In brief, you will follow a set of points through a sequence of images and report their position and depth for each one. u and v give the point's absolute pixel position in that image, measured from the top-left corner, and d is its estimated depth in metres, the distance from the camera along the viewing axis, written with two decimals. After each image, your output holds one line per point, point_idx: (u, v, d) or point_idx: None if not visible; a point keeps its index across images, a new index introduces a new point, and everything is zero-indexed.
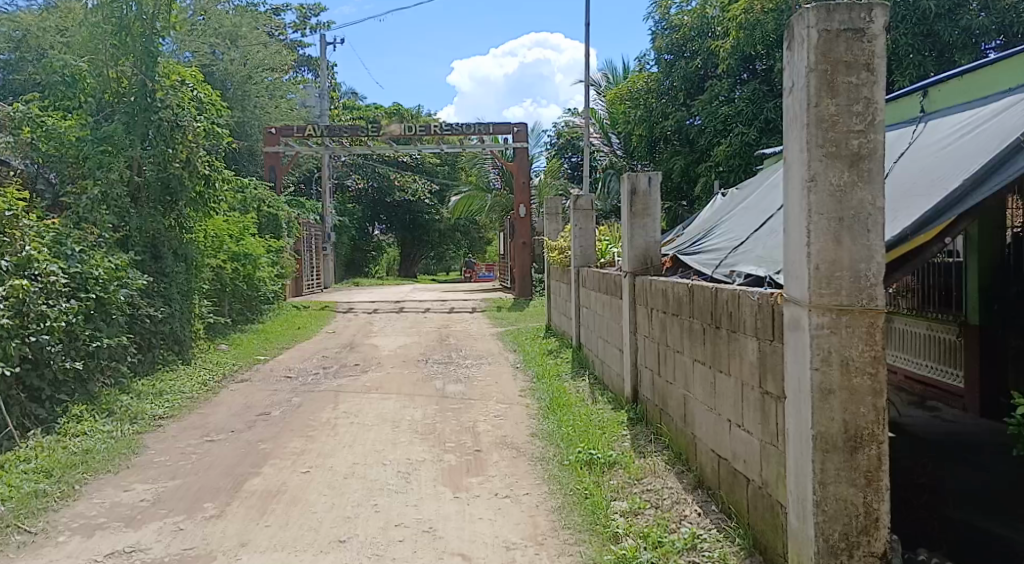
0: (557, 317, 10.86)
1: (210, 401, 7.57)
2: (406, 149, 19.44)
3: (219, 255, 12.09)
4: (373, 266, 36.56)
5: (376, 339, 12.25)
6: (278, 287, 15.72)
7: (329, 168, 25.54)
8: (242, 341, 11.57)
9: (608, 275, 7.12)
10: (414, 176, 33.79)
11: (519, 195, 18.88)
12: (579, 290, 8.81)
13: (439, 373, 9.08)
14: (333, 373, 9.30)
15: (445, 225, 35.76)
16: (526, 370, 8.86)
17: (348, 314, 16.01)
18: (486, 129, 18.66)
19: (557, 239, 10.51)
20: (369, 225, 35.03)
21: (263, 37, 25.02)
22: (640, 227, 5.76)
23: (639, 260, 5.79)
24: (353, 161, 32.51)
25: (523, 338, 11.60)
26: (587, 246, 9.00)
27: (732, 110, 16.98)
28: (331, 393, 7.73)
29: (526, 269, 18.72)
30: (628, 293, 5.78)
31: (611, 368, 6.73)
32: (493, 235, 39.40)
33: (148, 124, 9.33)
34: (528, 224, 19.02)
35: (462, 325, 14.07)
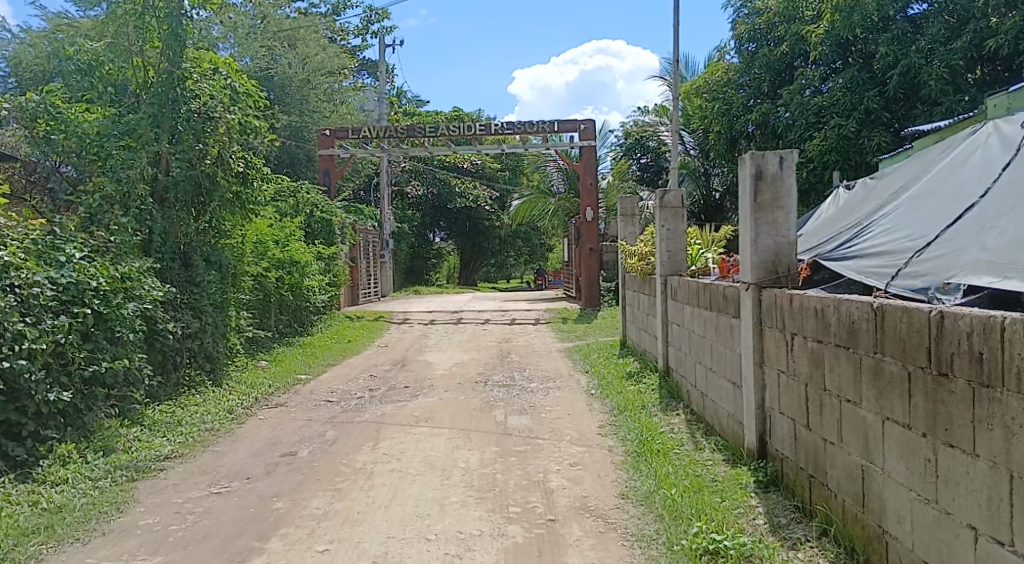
0: (636, 331, 9.45)
1: (231, 433, 6.39)
2: (466, 150, 18.19)
3: (264, 261, 10.93)
4: (433, 273, 35.63)
5: (430, 355, 11.05)
6: (329, 296, 14.65)
7: (388, 173, 24.61)
8: (286, 356, 10.45)
9: (711, 286, 5.73)
10: (474, 181, 32.71)
11: (585, 197, 17.46)
12: (666, 301, 7.43)
13: (501, 399, 7.76)
14: (379, 397, 8.08)
15: (506, 231, 34.61)
16: (603, 398, 7.48)
17: (403, 326, 14.85)
18: (550, 126, 17.36)
19: (637, 243, 9.01)
20: (429, 231, 34.10)
21: (322, 40, 24.30)
22: (767, 225, 4.37)
23: (766, 265, 4.42)
24: (413, 167, 31.65)
25: (595, 355, 10.23)
26: (677, 249, 7.53)
27: (827, 99, 15.81)
28: (372, 425, 6.48)
29: (593, 277, 17.28)
30: (752, 310, 4.45)
31: (720, 405, 5.36)
32: (555, 242, 38.15)
33: (176, 116, 8.32)
34: (595, 228, 17.50)
35: (525, 339, 12.78)
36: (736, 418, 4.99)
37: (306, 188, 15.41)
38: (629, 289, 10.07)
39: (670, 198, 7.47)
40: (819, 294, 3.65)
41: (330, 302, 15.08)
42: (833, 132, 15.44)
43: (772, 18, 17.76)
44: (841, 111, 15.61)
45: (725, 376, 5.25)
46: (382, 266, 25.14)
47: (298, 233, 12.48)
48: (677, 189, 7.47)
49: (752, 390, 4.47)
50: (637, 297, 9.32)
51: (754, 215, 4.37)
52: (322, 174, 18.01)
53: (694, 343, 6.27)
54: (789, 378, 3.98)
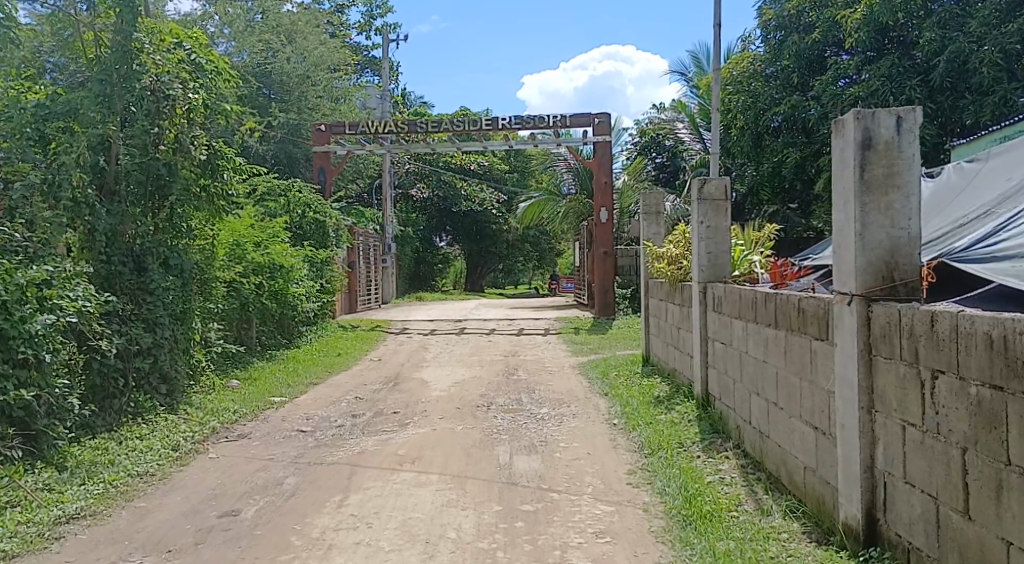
0: (664, 348, 8.17)
1: (169, 477, 5.13)
2: (472, 147, 16.86)
3: (242, 265, 9.61)
4: (438, 279, 34.37)
5: (427, 371, 9.80)
6: (320, 304, 13.38)
7: (391, 174, 23.37)
8: (262, 373, 9.14)
9: (773, 297, 4.49)
10: (482, 184, 31.55)
11: (600, 197, 16.16)
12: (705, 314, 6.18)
13: (506, 430, 6.46)
14: (361, 426, 6.81)
15: (514, 235, 33.34)
16: (630, 431, 6.17)
17: (401, 337, 13.56)
18: (562, 121, 16.07)
19: (666, 245, 7.74)
20: (434, 236, 32.86)
21: (323, 34, 23.09)
22: (878, 213, 3.17)
23: (878, 268, 3.17)
24: (419, 169, 30.38)
25: (613, 372, 8.97)
26: (721, 251, 6.24)
27: (863, 89, 14.65)
28: (343, 468, 5.20)
29: (608, 284, 15.98)
30: (856, 332, 3.22)
31: (795, 455, 4.10)
32: (564, 247, 36.81)
33: (127, 94, 7.09)
34: (611, 230, 16.17)
35: (534, 352, 11.52)
36: (821, 476, 3.75)
37: (295, 184, 14.10)
38: (654, 297, 8.77)
39: (710, 188, 6.20)
40: (992, 314, 2.43)
41: (321, 310, 13.79)
42: None
43: (802, 4, 16.68)
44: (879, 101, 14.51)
45: (801, 417, 4.01)
46: (385, 272, 23.93)
47: (284, 233, 11.16)
48: (720, 179, 6.21)
49: (855, 445, 3.23)
50: (665, 308, 8.04)
51: (860, 199, 3.18)
52: (317, 171, 16.57)
53: (749, 368, 5.03)
54: (926, 434, 2.75)
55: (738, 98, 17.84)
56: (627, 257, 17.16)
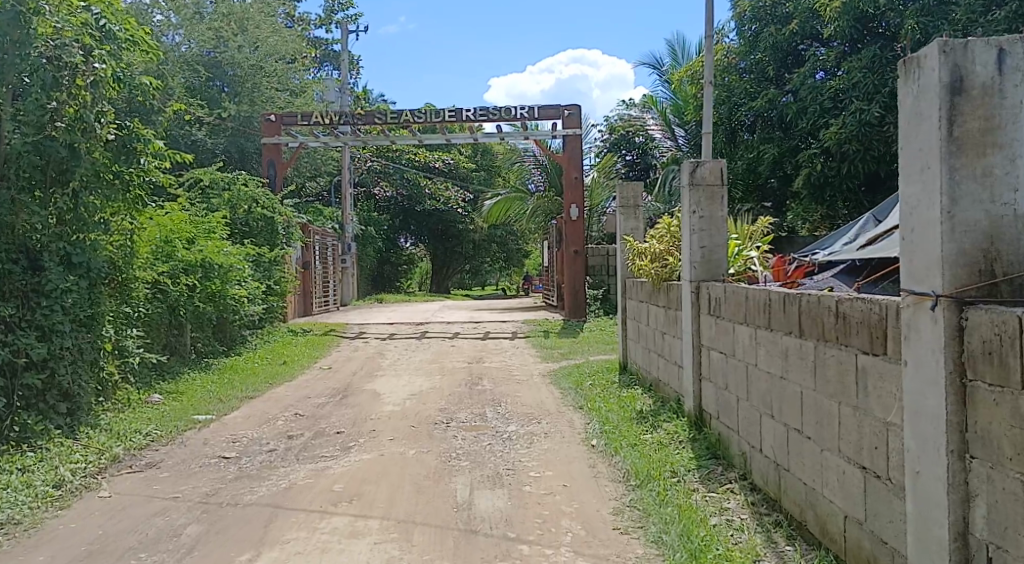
0: (645, 356, 7.29)
1: (40, 524, 4.10)
2: (434, 140, 15.82)
3: (169, 264, 8.64)
4: (402, 280, 33.31)
5: (379, 382, 8.81)
6: (266, 307, 12.31)
7: (350, 170, 22.27)
8: (192, 386, 8.07)
9: (794, 298, 3.63)
10: (446, 182, 30.55)
11: (570, 193, 15.28)
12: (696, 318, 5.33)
13: (466, 454, 5.50)
14: (296, 451, 5.81)
15: (480, 235, 32.36)
16: (612, 454, 5.25)
17: (356, 342, 12.52)
18: (530, 113, 15.12)
19: (647, 242, 6.88)
20: (398, 236, 31.78)
21: (277, 23, 21.86)
22: (973, 181, 2.28)
23: (972, 257, 2.29)
24: (381, 166, 29.27)
25: (588, 382, 8.07)
26: (716, 245, 5.35)
27: (844, 81, 13.92)
28: (262, 510, 4.22)
29: (578, 285, 15.11)
30: (941, 347, 2.34)
31: (832, 500, 3.25)
32: (532, 249, 35.94)
33: (20, 64, 5.93)
34: (581, 228, 15.27)
35: (499, 359, 10.58)
36: (873, 532, 2.90)
37: (240, 177, 12.99)
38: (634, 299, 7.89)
39: (702, 173, 5.31)
40: None
41: (268, 313, 12.70)
42: (852, 119, 13.53)
43: None
44: (860, 94, 13.73)
45: (840, 452, 3.15)
46: (345, 273, 22.85)
47: (222, 231, 10.14)
48: (714, 162, 5.33)
49: (942, 505, 2.36)
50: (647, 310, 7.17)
51: (947, 163, 2.30)
52: (267, 164, 15.30)
53: (758, 385, 4.17)
54: None
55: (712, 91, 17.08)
56: (597, 256, 16.27)
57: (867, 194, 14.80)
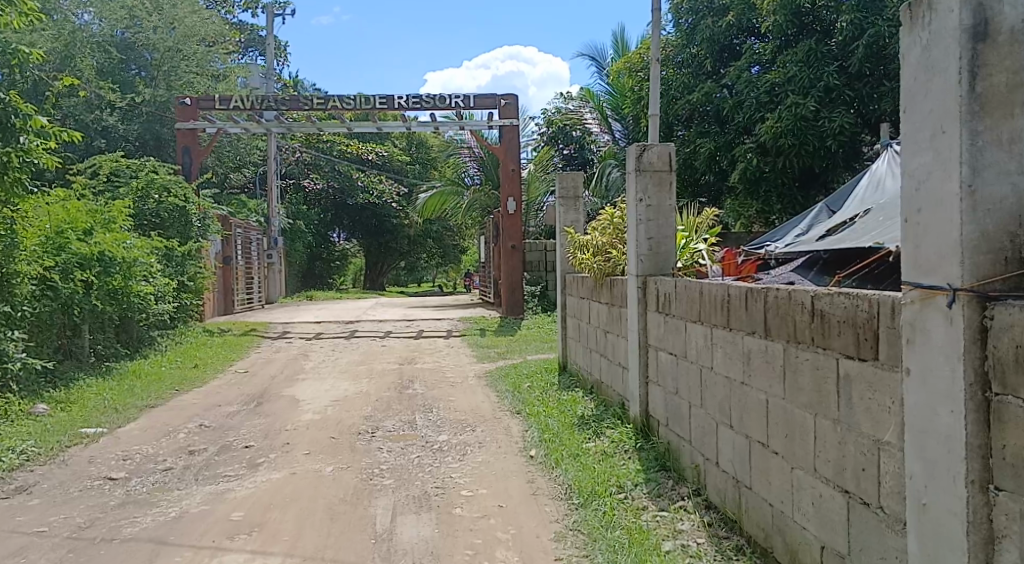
0: (586, 356, 6.84)
1: None
2: (364, 128, 15.09)
3: (62, 258, 7.96)
4: (334, 277, 32.37)
5: (300, 387, 8.16)
6: (179, 305, 11.51)
7: (277, 160, 21.51)
8: (85, 393, 7.33)
9: (757, 292, 3.19)
10: (380, 176, 29.77)
11: (507, 186, 14.79)
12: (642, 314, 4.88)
13: (389, 470, 4.96)
14: (196, 469, 5.19)
15: (415, 231, 31.62)
16: (552, 467, 4.76)
17: (279, 343, 11.79)
18: (465, 102, 14.54)
19: (587, 234, 6.47)
20: (329, 231, 30.83)
21: (197, 6, 20.73)
22: (998, 150, 1.88)
23: (996, 242, 1.89)
24: (311, 158, 28.30)
25: (525, 383, 7.58)
26: (664, 237, 4.90)
27: (780, 75, 13.70)
28: (142, 548, 3.61)
29: (516, 280, 14.65)
30: (958, 351, 1.92)
31: (804, 528, 2.80)
32: (468, 244, 35.38)
33: None
34: (518, 222, 14.79)
35: (432, 359, 10.01)
36: None
37: (150, 165, 12.25)
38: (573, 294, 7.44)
39: (648, 159, 4.88)
40: None
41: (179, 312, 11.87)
42: (788, 112, 13.29)
43: None
44: (796, 88, 13.52)
45: (815, 472, 2.71)
46: (270, 269, 21.94)
47: (124, 222, 9.51)
48: (662, 146, 4.90)
49: (955, 545, 1.93)
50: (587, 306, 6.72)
51: (967, 125, 1.89)
52: (181, 152, 14.52)
53: (712, 390, 3.72)
54: None
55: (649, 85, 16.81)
56: (534, 252, 15.81)
57: (803, 189, 14.57)
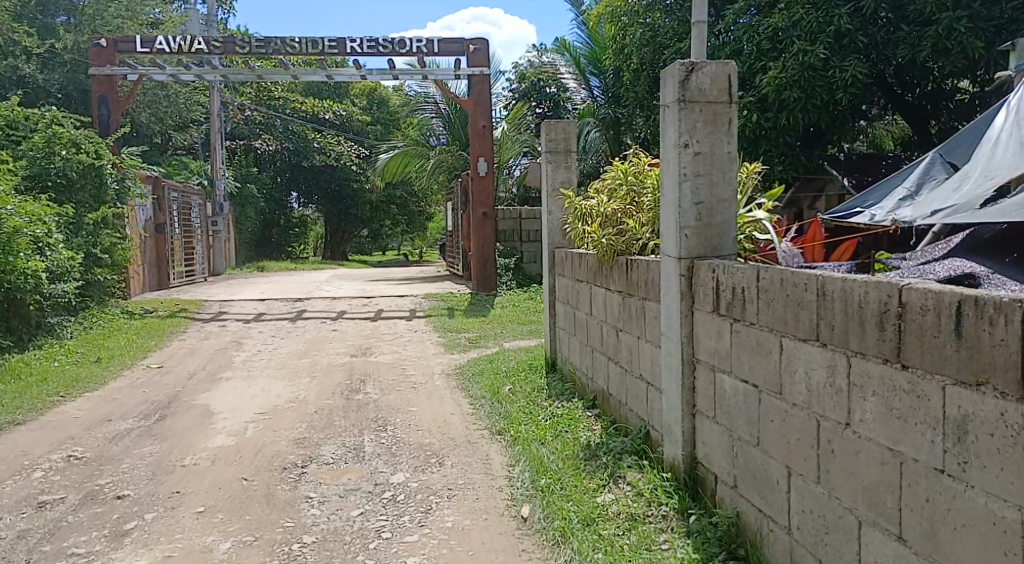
0: (584, 355, 5.26)
1: None
2: (312, 76, 13.20)
3: None
4: (291, 245, 30.60)
5: (220, 390, 6.55)
6: (81, 282, 9.91)
7: (221, 116, 20.72)
8: None
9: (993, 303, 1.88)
10: (338, 137, 27.99)
11: (476, 144, 13.10)
12: (681, 309, 3.33)
13: (313, 545, 3.37)
14: (33, 541, 3.60)
15: (377, 196, 29.73)
16: (561, 545, 3.17)
17: (211, 327, 10.17)
18: (428, 47, 12.70)
19: (591, 202, 4.83)
20: (284, 195, 29.01)
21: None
22: None
23: None
24: (261, 117, 26.37)
25: (507, 386, 6.02)
26: (720, 202, 3.29)
27: (785, 18, 11.77)
28: None
29: (488, 251, 13.05)
30: None
31: None
32: (435, 212, 33.58)
33: None
34: (490, 186, 13.09)
35: (390, 349, 8.43)
36: None
37: (54, 116, 10.74)
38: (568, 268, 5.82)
39: (697, 84, 3.28)
40: None
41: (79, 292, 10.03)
42: (793, 60, 11.52)
43: None
44: (802, 33, 11.60)
45: None
46: (215, 237, 21.08)
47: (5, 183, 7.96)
48: (717, 64, 3.29)
49: None
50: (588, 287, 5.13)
51: None
52: (96, 101, 12.61)
53: (844, 458, 2.36)
54: None
55: (632, 30, 15.06)
56: (508, 220, 14.17)
57: (804, 149, 13.12)
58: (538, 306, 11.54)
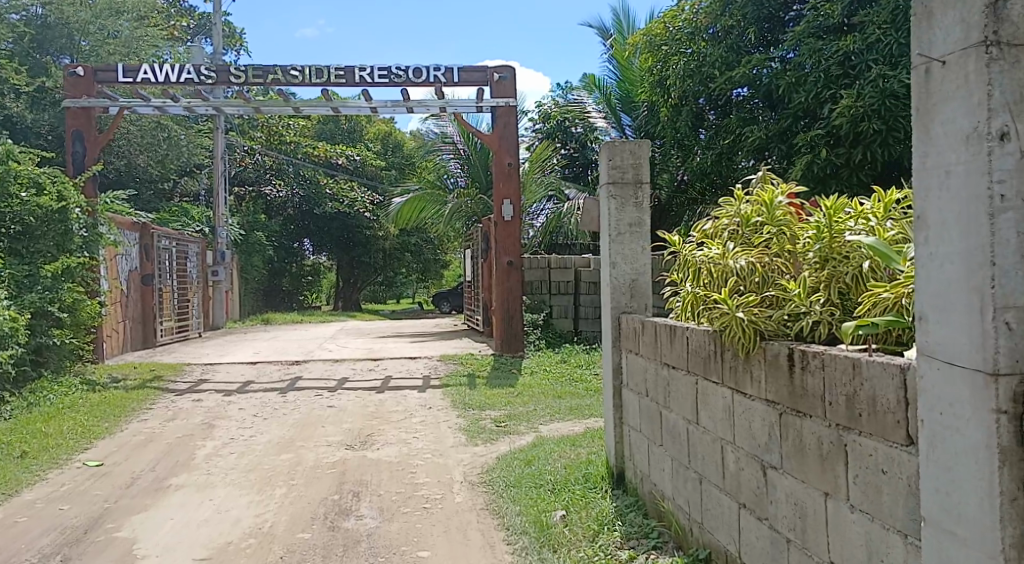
0: (680, 482, 3.45)
1: None
2: (317, 110, 11.51)
3: None
4: (302, 295, 29.07)
5: (160, 509, 4.80)
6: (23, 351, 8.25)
7: (225, 159, 19.49)
8: None
9: None
10: (351, 182, 26.63)
11: (500, 185, 11.33)
12: (999, 488, 1.63)
13: None
14: None
15: (392, 244, 28.14)
16: None
17: (183, 402, 8.45)
18: (448, 76, 11.12)
19: (697, 253, 3.08)
20: (295, 242, 27.60)
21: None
22: None
23: None
24: (271, 161, 25.09)
25: (558, 515, 4.17)
26: None
27: None
28: None
29: (514, 307, 11.31)
30: None
31: None
32: (451, 258, 32.02)
33: None
34: (516, 233, 11.34)
35: (396, 436, 6.64)
36: None
37: (6, 148, 9.17)
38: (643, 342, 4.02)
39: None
40: None
41: (22, 359, 8.37)
42: (870, 87, 9.58)
43: None
44: (880, 57, 9.78)
45: None
46: (215, 289, 19.57)
47: None
48: None
49: None
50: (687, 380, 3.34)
51: None
52: (70, 136, 11.07)
53: None
54: None
55: (680, 61, 12.71)
56: (535, 269, 12.43)
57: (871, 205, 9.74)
58: (574, 374, 9.70)
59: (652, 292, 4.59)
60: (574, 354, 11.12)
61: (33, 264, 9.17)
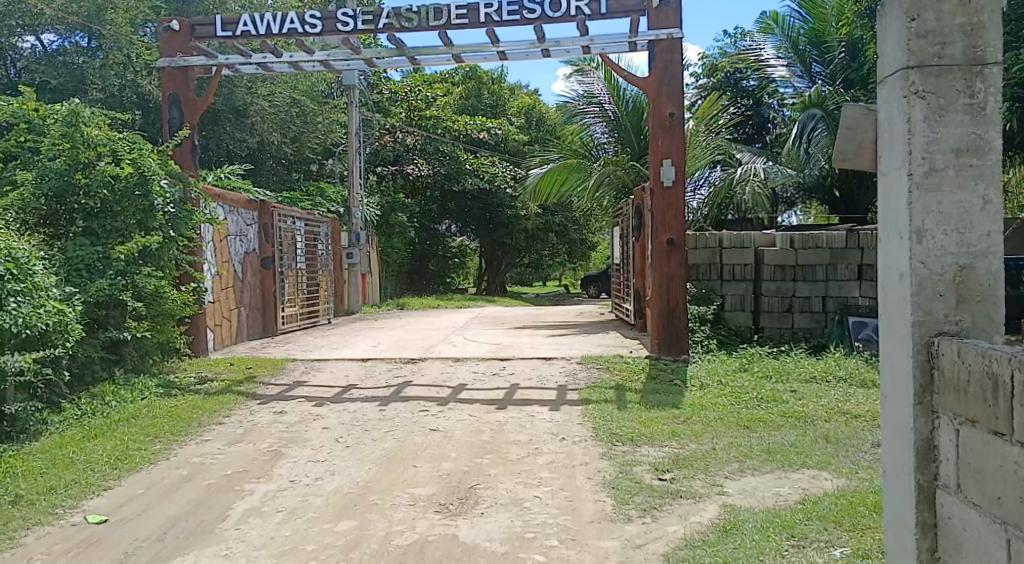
0: None
1: None
2: (435, 61, 9.50)
3: None
4: (447, 278, 27.76)
5: None
6: (74, 350, 6.86)
7: (359, 134, 18.21)
8: None
9: None
10: (493, 157, 24.91)
11: (659, 144, 8.88)
12: None
13: None
14: None
15: (535, 223, 26.18)
16: None
17: (262, 414, 6.77)
18: (593, 7, 8.84)
19: None
20: (437, 223, 26.32)
21: None
22: None
23: None
24: (414, 140, 23.87)
25: None
26: None
27: None
28: None
29: (679, 297, 8.87)
30: None
31: None
32: (598, 239, 29.77)
33: None
34: (681, 204, 8.83)
35: (511, 492, 4.57)
36: None
37: (73, 108, 7.79)
38: None
39: None
40: None
41: (76, 359, 7.03)
42: None
43: None
44: None
45: None
46: (350, 271, 18.42)
47: None
48: None
49: None
50: None
51: None
52: (167, 101, 9.84)
53: None
54: None
55: None
56: (702, 249, 10.02)
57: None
58: (760, 393, 7.32)
59: (1001, 291, 2.31)
60: (756, 361, 8.66)
61: (104, 245, 7.85)
